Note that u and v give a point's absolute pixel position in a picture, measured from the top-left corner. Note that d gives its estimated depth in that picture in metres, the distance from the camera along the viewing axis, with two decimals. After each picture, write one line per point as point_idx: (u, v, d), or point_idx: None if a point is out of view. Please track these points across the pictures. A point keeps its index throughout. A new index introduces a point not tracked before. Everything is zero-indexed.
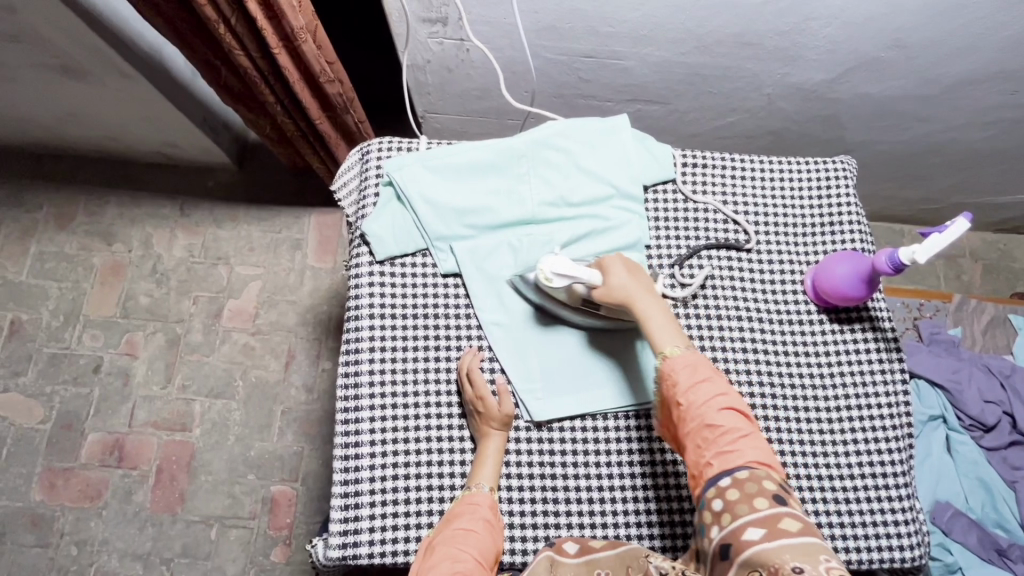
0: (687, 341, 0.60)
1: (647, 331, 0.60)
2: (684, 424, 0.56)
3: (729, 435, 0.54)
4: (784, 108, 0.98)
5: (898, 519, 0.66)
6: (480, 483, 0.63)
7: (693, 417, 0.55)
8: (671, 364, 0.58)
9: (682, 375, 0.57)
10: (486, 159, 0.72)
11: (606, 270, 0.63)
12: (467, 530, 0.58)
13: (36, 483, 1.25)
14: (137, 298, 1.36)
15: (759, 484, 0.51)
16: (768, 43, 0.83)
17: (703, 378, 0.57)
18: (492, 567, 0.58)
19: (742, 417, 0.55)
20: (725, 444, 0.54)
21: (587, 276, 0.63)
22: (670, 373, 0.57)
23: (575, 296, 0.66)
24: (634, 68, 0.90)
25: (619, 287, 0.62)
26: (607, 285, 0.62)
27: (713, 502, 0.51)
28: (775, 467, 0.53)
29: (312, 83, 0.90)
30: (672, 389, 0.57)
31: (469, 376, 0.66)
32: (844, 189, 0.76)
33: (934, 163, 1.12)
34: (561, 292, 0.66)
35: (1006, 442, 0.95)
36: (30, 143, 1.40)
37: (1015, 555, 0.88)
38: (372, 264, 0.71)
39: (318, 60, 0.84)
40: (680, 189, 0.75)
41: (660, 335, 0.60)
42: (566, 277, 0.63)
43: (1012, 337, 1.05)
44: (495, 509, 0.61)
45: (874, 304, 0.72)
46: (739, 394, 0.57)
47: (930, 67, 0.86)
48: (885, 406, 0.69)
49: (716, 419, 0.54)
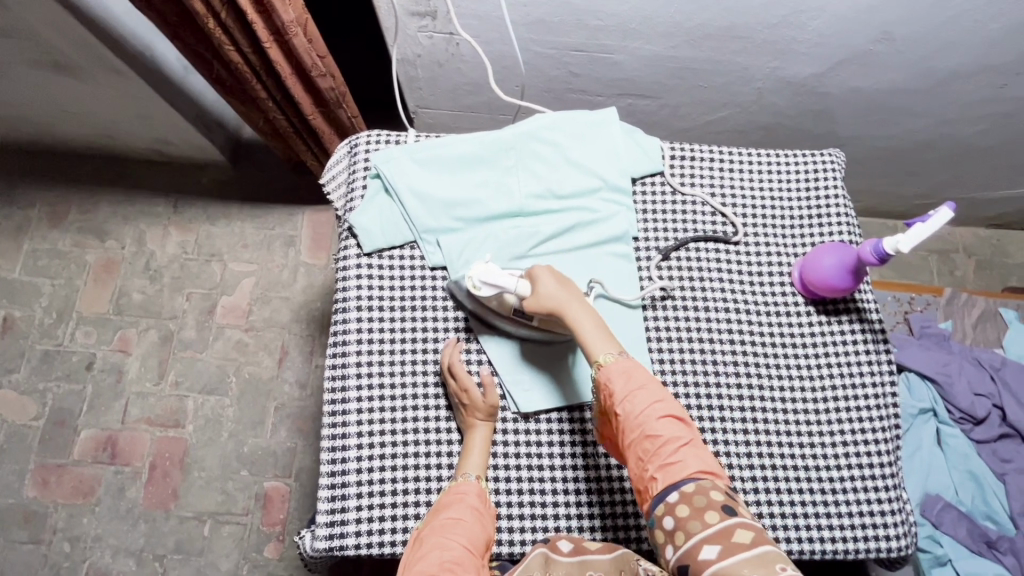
0: (618, 347, 0.61)
1: (580, 337, 0.61)
2: (625, 436, 0.56)
3: (671, 445, 0.54)
4: (775, 103, 0.98)
5: (885, 509, 0.66)
6: (466, 472, 0.63)
7: (633, 429, 0.56)
8: (607, 372, 0.59)
9: (619, 386, 0.58)
10: (473, 152, 0.73)
11: (536, 280, 0.64)
12: (456, 519, 0.58)
13: (29, 480, 1.24)
14: (130, 295, 1.36)
15: (706, 496, 0.51)
16: (758, 37, 0.83)
17: (639, 389, 0.57)
18: (483, 555, 0.58)
19: (682, 424, 0.56)
20: (667, 457, 0.54)
21: (515, 285, 0.64)
22: (606, 382, 0.58)
23: (506, 305, 0.66)
24: (624, 62, 0.90)
25: (549, 296, 0.63)
26: (535, 293, 0.63)
27: (664, 519, 0.51)
28: (720, 475, 0.54)
29: (304, 78, 0.90)
30: (609, 400, 0.58)
31: (451, 369, 0.66)
32: (831, 181, 0.76)
33: (925, 158, 1.12)
34: (492, 302, 0.66)
35: (996, 434, 0.95)
36: (23, 139, 1.40)
37: (1004, 547, 0.89)
38: (360, 257, 0.71)
39: (309, 54, 0.84)
40: (668, 181, 0.75)
41: (595, 343, 0.61)
42: (493, 285, 0.64)
43: (1003, 330, 1.05)
44: (484, 498, 0.61)
45: (862, 296, 0.72)
46: (677, 401, 0.58)
47: (919, 60, 0.86)
48: (871, 397, 0.69)
49: (658, 431, 0.55)
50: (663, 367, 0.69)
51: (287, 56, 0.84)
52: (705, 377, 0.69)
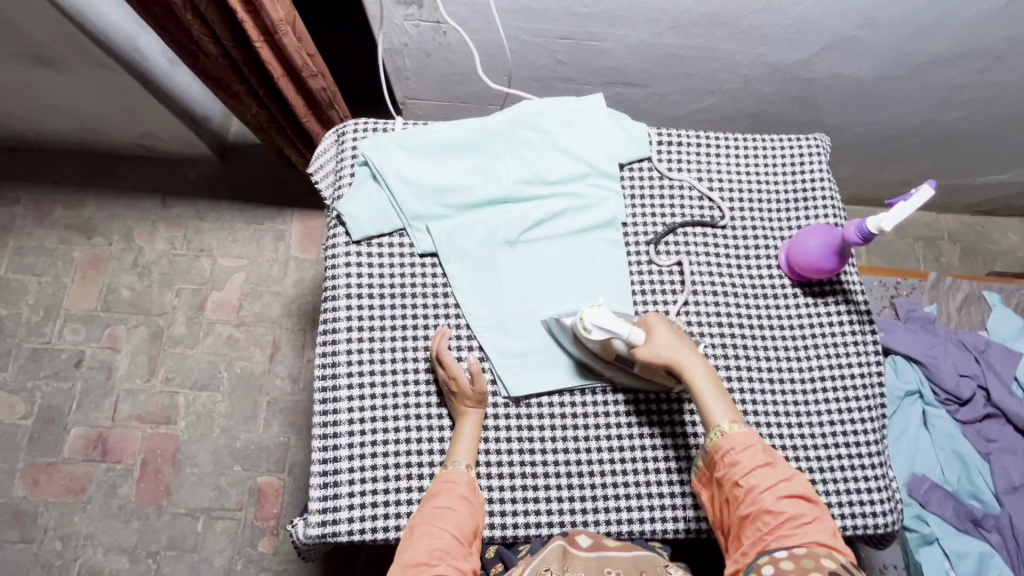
0: (733, 408, 0.62)
1: (697, 393, 0.62)
2: (744, 493, 0.58)
3: (793, 519, 0.56)
4: (761, 90, 0.99)
5: (870, 487, 0.68)
6: (456, 461, 0.63)
7: (755, 491, 0.57)
8: (731, 440, 0.59)
9: (744, 458, 0.59)
10: (461, 138, 0.73)
11: (651, 329, 0.64)
12: (446, 508, 0.59)
13: (18, 479, 1.23)
14: (119, 291, 1.35)
15: (815, 561, 0.53)
16: (742, 23, 0.84)
17: (763, 461, 0.58)
18: (472, 542, 0.60)
19: (809, 501, 0.57)
20: (787, 523, 0.56)
21: (629, 333, 0.62)
22: (734, 447, 0.59)
23: (610, 349, 0.64)
24: (611, 50, 0.90)
25: (665, 348, 0.62)
26: (651, 344, 0.62)
27: (765, 566, 0.54)
28: (838, 548, 0.55)
29: (295, 79, 0.89)
30: (735, 463, 0.59)
31: (439, 357, 0.66)
32: (817, 165, 0.77)
33: (910, 144, 1.13)
34: (597, 344, 0.64)
35: (981, 414, 0.96)
36: (5, 135, 1.37)
37: (990, 525, 0.90)
38: (349, 244, 0.71)
39: (299, 52, 0.84)
40: (655, 166, 0.76)
41: (714, 405, 0.61)
42: (607, 330, 0.61)
43: (986, 313, 1.07)
44: (473, 487, 0.61)
45: (848, 277, 0.73)
46: (801, 477, 0.59)
47: (903, 45, 0.87)
48: (858, 376, 0.70)
49: (781, 505, 0.56)
50: None
51: (278, 56, 0.83)
52: None
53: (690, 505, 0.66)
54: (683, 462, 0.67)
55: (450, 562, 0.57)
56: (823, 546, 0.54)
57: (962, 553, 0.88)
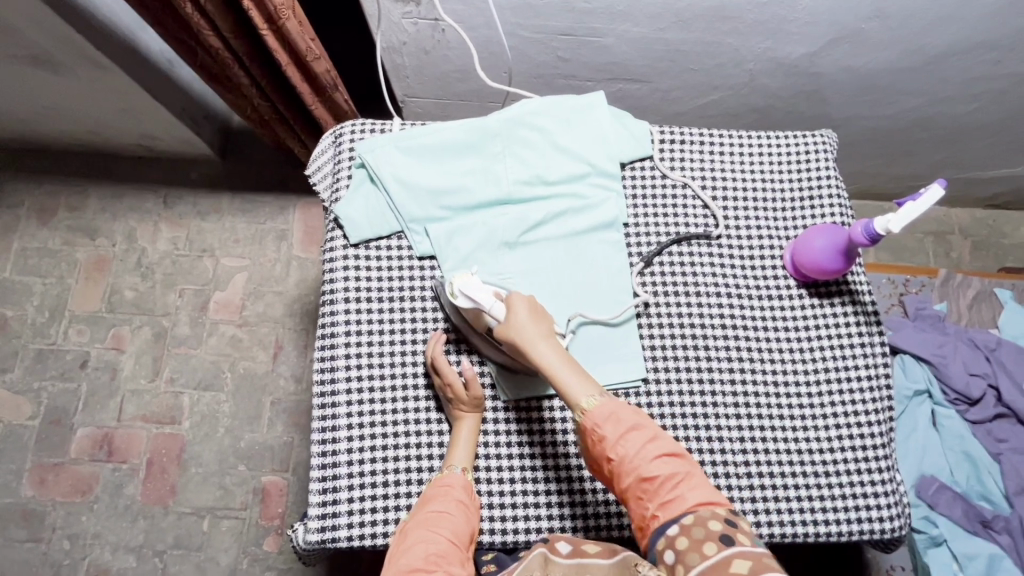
0: (597, 389, 0.59)
1: (553, 379, 0.59)
2: (619, 478, 0.55)
3: (669, 484, 0.53)
4: (767, 85, 0.97)
5: (878, 491, 0.66)
6: (453, 465, 0.63)
7: (627, 470, 0.55)
8: (592, 419, 0.57)
9: (607, 429, 0.56)
10: (459, 138, 0.71)
11: (511, 306, 0.62)
12: (442, 512, 0.58)
13: (26, 479, 1.24)
14: (122, 292, 1.35)
15: (704, 527, 0.50)
16: (747, 18, 0.82)
17: (628, 430, 0.56)
18: (468, 547, 0.58)
19: (678, 459, 0.55)
20: (666, 494, 0.53)
21: (492, 306, 0.62)
22: (595, 428, 0.56)
23: (482, 322, 0.64)
24: (613, 46, 0.88)
25: (520, 328, 0.61)
26: (507, 322, 0.61)
27: (665, 554, 0.50)
28: (717, 500, 0.53)
29: (299, 65, 0.87)
30: (600, 445, 0.56)
31: (434, 363, 0.65)
32: (824, 162, 0.75)
33: (919, 138, 1.11)
34: (467, 312, 0.64)
35: (991, 414, 0.95)
36: (8, 137, 1.38)
37: (999, 526, 0.89)
38: (347, 249, 0.70)
39: (302, 38, 0.82)
40: (657, 165, 0.74)
41: (570, 386, 0.58)
42: (472, 298, 0.62)
43: (998, 310, 1.05)
44: (469, 490, 0.61)
45: (855, 277, 0.72)
46: (668, 434, 0.57)
47: (913, 37, 0.84)
48: (865, 379, 0.69)
49: (652, 470, 0.54)
50: (654, 354, 0.69)
51: (282, 43, 0.81)
52: (696, 363, 0.69)
53: None
54: None
55: (446, 567, 0.53)
56: (706, 507, 0.52)
57: (971, 555, 0.87)
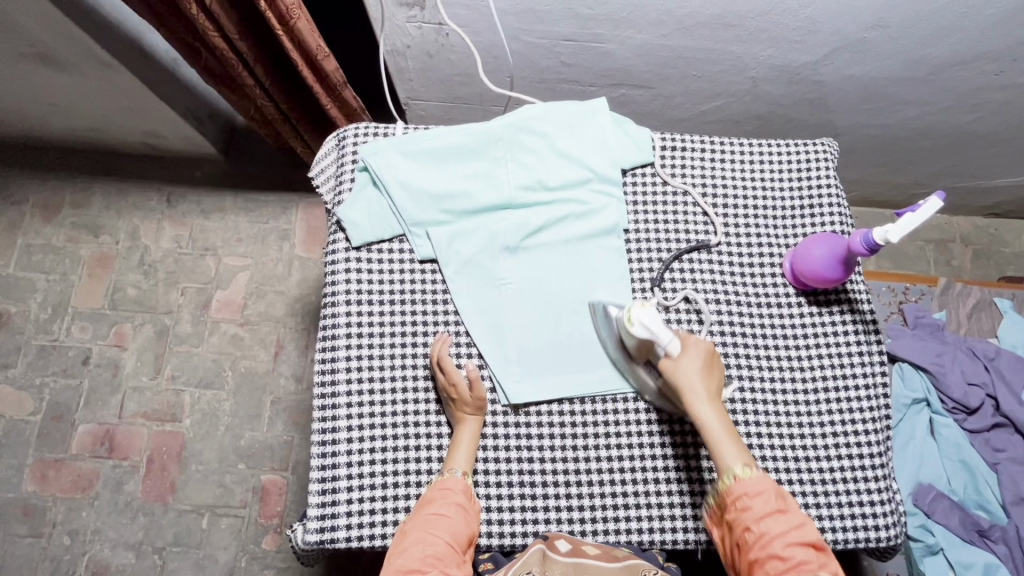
0: (750, 462, 0.57)
1: (706, 435, 0.59)
2: (749, 549, 0.53)
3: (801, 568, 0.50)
4: (769, 92, 0.98)
5: (873, 500, 0.67)
6: (453, 468, 0.63)
7: (761, 545, 0.53)
8: (740, 487, 0.55)
9: (754, 503, 0.54)
10: (462, 143, 0.72)
11: (687, 350, 0.62)
12: (440, 514, 0.59)
13: (27, 474, 1.25)
14: (125, 290, 1.36)
15: None
16: (750, 25, 0.82)
17: (773, 507, 0.54)
18: (465, 550, 0.59)
19: (818, 553, 0.52)
20: None
21: (668, 341, 0.61)
22: (742, 495, 0.55)
23: (647, 351, 0.64)
24: (616, 51, 0.89)
25: (688, 375, 0.60)
26: (678, 360, 0.61)
27: None
28: None
29: (309, 64, 0.87)
30: (741, 513, 0.55)
31: (439, 363, 0.65)
32: (824, 171, 0.75)
33: (920, 147, 1.11)
34: (630, 343, 0.64)
35: (989, 424, 0.95)
36: (14, 134, 1.38)
37: (996, 536, 0.89)
38: (349, 251, 0.70)
39: (311, 38, 0.81)
40: (658, 172, 0.75)
41: (724, 447, 0.58)
42: (649, 331, 0.61)
43: (997, 320, 1.04)
44: (469, 494, 0.61)
45: (853, 286, 0.72)
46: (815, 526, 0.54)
47: (914, 47, 0.85)
48: (863, 387, 0.69)
49: (789, 551, 0.51)
50: None
51: (294, 42, 0.81)
52: None
53: (692, 516, 0.66)
54: (684, 473, 0.67)
55: (442, 569, 0.54)
56: None
57: (967, 564, 0.87)
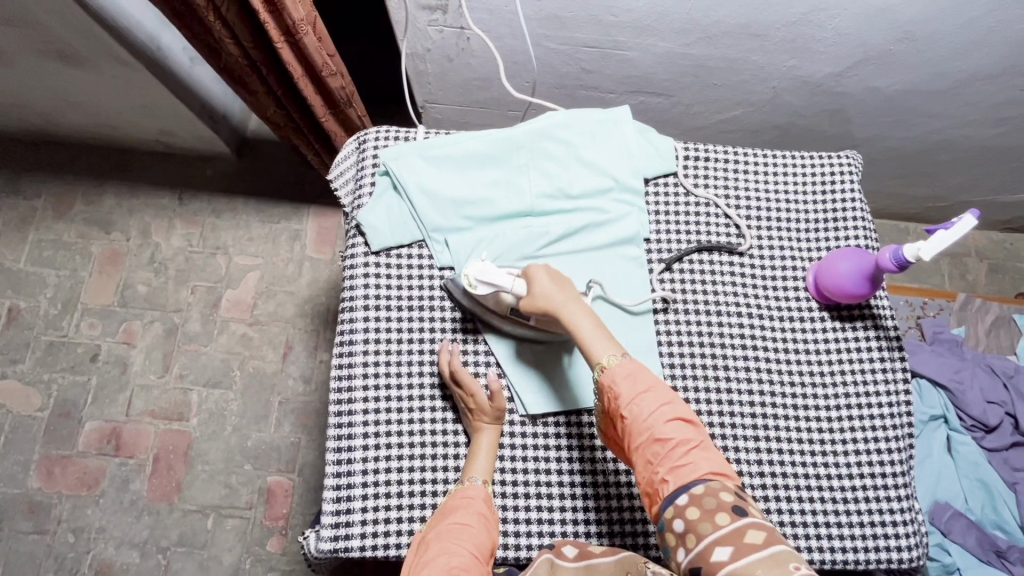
0: (616, 346, 0.59)
1: (579, 339, 0.59)
2: (632, 439, 0.54)
3: (681, 446, 0.52)
4: (791, 102, 0.97)
5: (896, 520, 0.66)
6: (473, 476, 0.62)
7: (641, 431, 0.54)
8: (610, 376, 0.56)
9: (624, 388, 0.55)
10: (483, 149, 0.71)
11: (532, 279, 0.62)
12: (463, 524, 0.57)
13: (33, 471, 1.25)
14: (135, 287, 1.35)
15: (716, 497, 0.49)
16: (775, 35, 0.81)
17: (644, 394, 0.55)
18: (488, 561, 0.57)
19: (691, 426, 0.54)
20: (678, 458, 0.52)
21: (511, 284, 0.63)
22: (612, 386, 0.56)
23: (504, 304, 0.65)
24: (638, 59, 0.88)
25: (544, 297, 0.61)
26: (530, 295, 0.62)
27: (673, 522, 0.50)
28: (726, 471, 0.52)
29: (314, 78, 0.87)
30: (615, 403, 0.56)
31: (454, 375, 0.64)
32: (849, 184, 0.74)
33: (941, 160, 1.10)
34: (488, 300, 0.65)
35: (1008, 442, 0.93)
36: (27, 128, 1.38)
37: (1014, 557, 0.88)
38: (368, 255, 0.70)
39: (320, 53, 0.82)
40: (682, 182, 0.74)
41: (594, 346, 0.58)
42: (491, 284, 0.63)
43: (1016, 337, 1.03)
44: (490, 502, 0.61)
45: (878, 302, 0.71)
46: (684, 401, 0.56)
47: (942, 60, 0.84)
48: (886, 405, 0.68)
49: (666, 432, 0.53)
50: (674, 372, 0.68)
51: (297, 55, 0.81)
52: (716, 383, 0.68)
53: None
54: None
55: None
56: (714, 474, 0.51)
57: None
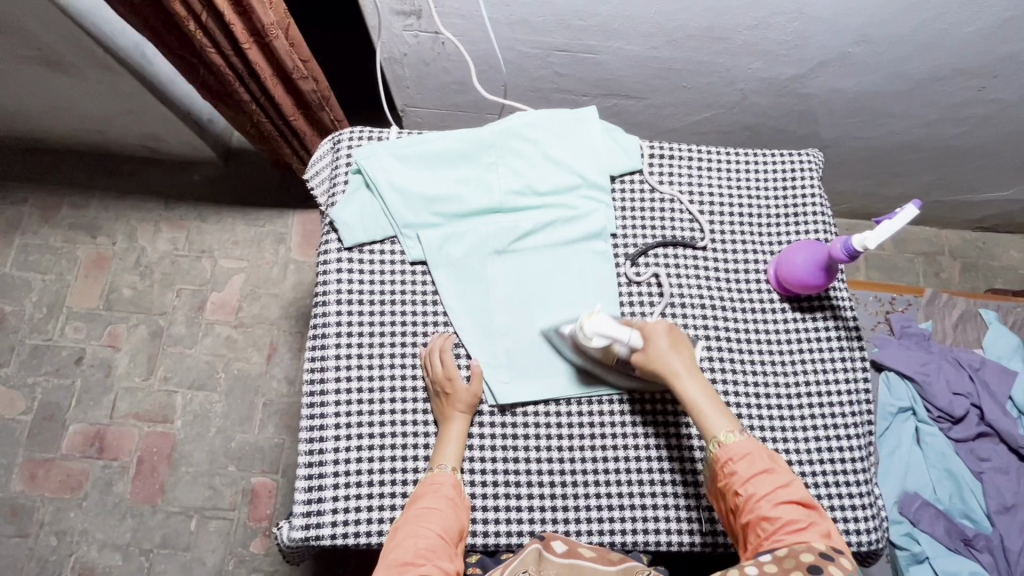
0: (730, 417, 0.60)
1: (694, 411, 0.61)
2: (742, 515, 0.56)
3: (789, 526, 0.53)
4: (758, 104, 1.00)
5: (855, 504, 0.68)
6: (442, 463, 0.63)
7: (751, 509, 0.55)
8: (727, 453, 0.58)
9: (741, 466, 0.57)
10: (455, 148, 0.73)
11: (649, 335, 0.64)
12: (431, 508, 0.59)
13: (16, 474, 1.25)
14: (121, 290, 1.36)
15: (796, 558, 0.50)
16: (738, 38, 0.84)
17: (761, 467, 0.57)
18: (457, 543, 0.59)
19: (806, 511, 0.54)
20: (783, 535, 0.53)
21: (628, 337, 0.63)
22: (728, 461, 0.58)
23: (612, 354, 0.65)
24: (608, 62, 0.91)
25: (660, 357, 0.63)
26: (647, 350, 0.63)
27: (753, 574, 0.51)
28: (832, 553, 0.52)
29: (285, 80, 0.90)
30: (729, 479, 0.57)
31: (439, 358, 0.67)
32: (809, 180, 0.77)
33: (908, 160, 1.14)
34: (598, 351, 0.65)
35: (974, 433, 0.96)
36: (15, 134, 1.40)
37: (980, 544, 0.89)
38: (341, 251, 0.72)
39: (290, 57, 0.85)
40: (647, 179, 0.76)
41: (710, 417, 0.60)
42: (607, 337, 0.62)
43: (982, 331, 1.06)
44: (458, 488, 0.62)
45: (837, 293, 0.73)
46: (802, 484, 0.57)
47: (900, 61, 0.87)
48: (844, 392, 0.70)
49: (775, 511, 0.54)
50: None
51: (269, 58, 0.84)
52: None
53: (677, 518, 0.66)
54: (668, 474, 0.67)
55: (436, 563, 0.55)
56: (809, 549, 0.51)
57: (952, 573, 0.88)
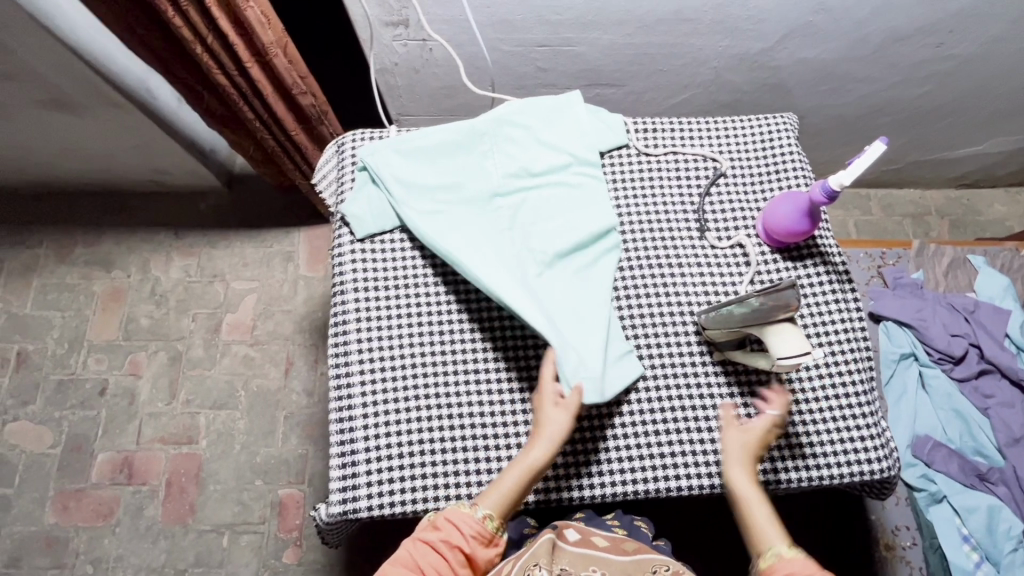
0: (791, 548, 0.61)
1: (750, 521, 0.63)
2: None
3: None
4: (732, 80, 1.05)
5: (863, 436, 0.70)
6: (478, 505, 0.63)
7: None
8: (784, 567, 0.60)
9: None
10: (451, 140, 0.78)
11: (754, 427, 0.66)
12: (429, 546, 0.61)
13: (49, 507, 1.27)
14: (138, 320, 1.41)
15: None
16: (704, 18, 0.90)
17: None
18: None
19: None
20: None
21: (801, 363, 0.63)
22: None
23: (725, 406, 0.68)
24: (587, 53, 0.97)
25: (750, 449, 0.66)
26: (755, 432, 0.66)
27: None
28: None
29: (286, 97, 0.97)
30: None
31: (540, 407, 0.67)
32: (785, 140, 0.82)
33: (883, 122, 1.18)
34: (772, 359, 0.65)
35: (976, 371, 0.98)
36: (27, 181, 1.46)
37: (995, 478, 0.92)
38: (353, 243, 0.77)
39: (290, 74, 0.91)
40: (632, 152, 0.81)
41: (765, 529, 0.62)
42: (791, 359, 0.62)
43: (973, 276, 1.09)
44: (478, 538, 0.62)
45: (823, 240, 0.77)
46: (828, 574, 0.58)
47: (859, 27, 0.92)
48: (841, 331, 0.74)
49: None
50: (644, 320, 0.74)
51: (270, 75, 0.91)
52: (683, 327, 0.74)
53: (693, 463, 0.70)
54: (679, 422, 0.71)
55: None
56: None
57: (971, 508, 0.90)
